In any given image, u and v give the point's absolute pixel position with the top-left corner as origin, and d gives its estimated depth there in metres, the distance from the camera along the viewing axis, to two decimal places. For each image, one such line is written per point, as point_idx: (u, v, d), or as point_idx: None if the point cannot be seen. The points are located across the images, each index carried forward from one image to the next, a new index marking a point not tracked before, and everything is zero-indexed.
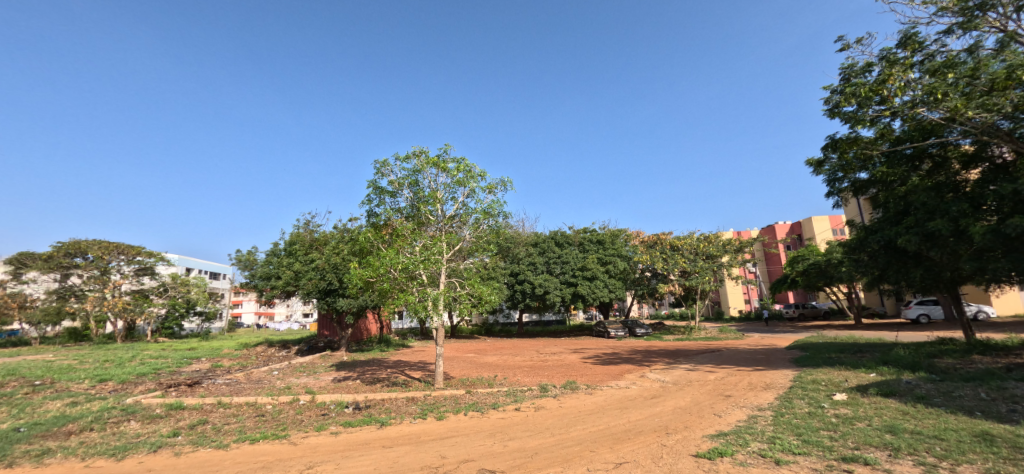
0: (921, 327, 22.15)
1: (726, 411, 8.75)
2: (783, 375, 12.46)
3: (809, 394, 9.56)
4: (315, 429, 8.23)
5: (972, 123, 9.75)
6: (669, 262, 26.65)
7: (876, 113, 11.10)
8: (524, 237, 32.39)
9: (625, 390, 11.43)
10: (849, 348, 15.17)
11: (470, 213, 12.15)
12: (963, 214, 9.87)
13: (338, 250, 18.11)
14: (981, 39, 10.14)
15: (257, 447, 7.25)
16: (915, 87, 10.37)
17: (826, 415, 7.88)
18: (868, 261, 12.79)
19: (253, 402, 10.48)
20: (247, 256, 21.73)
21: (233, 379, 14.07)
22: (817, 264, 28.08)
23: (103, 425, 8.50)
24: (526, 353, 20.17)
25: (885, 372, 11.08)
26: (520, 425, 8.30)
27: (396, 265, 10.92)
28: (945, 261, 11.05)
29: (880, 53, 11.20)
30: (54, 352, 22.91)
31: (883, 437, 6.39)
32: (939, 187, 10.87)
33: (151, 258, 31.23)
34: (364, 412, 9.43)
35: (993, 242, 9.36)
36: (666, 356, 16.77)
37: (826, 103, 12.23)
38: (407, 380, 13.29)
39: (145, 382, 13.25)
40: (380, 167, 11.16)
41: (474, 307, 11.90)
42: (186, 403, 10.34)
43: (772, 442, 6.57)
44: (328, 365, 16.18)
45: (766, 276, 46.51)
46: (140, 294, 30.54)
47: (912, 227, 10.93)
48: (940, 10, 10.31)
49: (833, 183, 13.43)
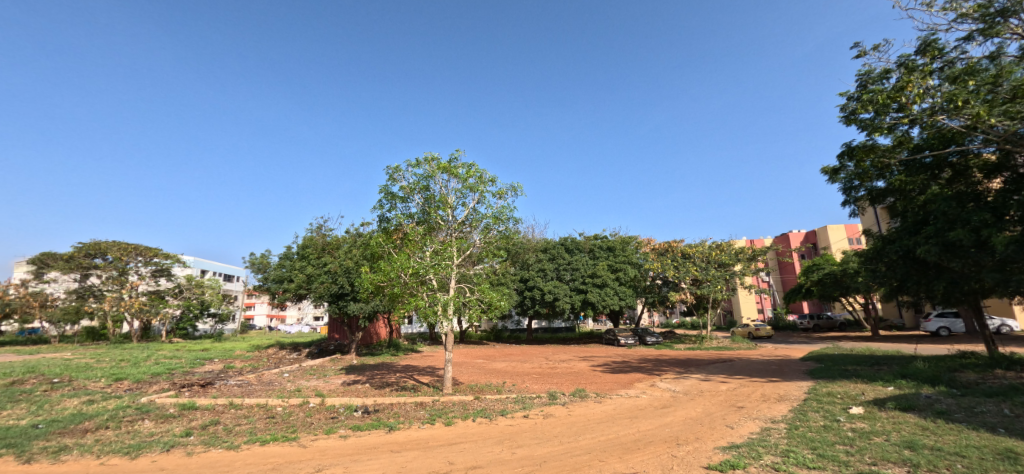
0: (942, 340, 21.57)
1: (738, 423, 8.59)
2: (798, 386, 12.22)
3: (824, 407, 9.34)
4: (324, 432, 8.28)
5: (993, 131, 9.60)
6: (681, 270, 26.33)
7: (894, 121, 10.95)
8: (535, 243, 32.30)
9: (636, 399, 11.32)
10: (866, 360, 14.79)
11: (481, 217, 12.21)
12: (985, 223, 9.63)
13: (351, 254, 18.28)
14: (1003, 46, 9.92)
15: (268, 449, 7.32)
16: (935, 94, 10.21)
17: (842, 428, 7.69)
18: (886, 271, 12.54)
19: (264, 404, 10.62)
20: (261, 259, 22.04)
21: (245, 380, 14.23)
22: (833, 273, 27.35)
23: (118, 423, 8.66)
24: (535, 359, 20.02)
25: (904, 385, 10.85)
26: (529, 432, 8.25)
27: (407, 269, 10.94)
28: (968, 273, 10.78)
29: (898, 60, 11.01)
30: (71, 351, 23.29)
31: (902, 453, 6.21)
32: (960, 196, 10.64)
33: (168, 259, 31.79)
34: (373, 416, 9.47)
35: (1016, 253, 9.09)
36: (676, 365, 16.59)
37: (843, 110, 12.07)
38: (415, 384, 13.33)
39: (160, 382, 13.42)
40: (392, 172, 11.31)
41: (484, 312, 11.89)
42: (199, 403, 10.48)
43: (786, 455, 6.43)
44: (338, 368, 16.25)
45: (780, 286, 46.09)
46: (156, 294, 30.90)
47: (931, 237, 10.70)
48: (960, 16, 10.13)
49: (849, 192, 13.21)
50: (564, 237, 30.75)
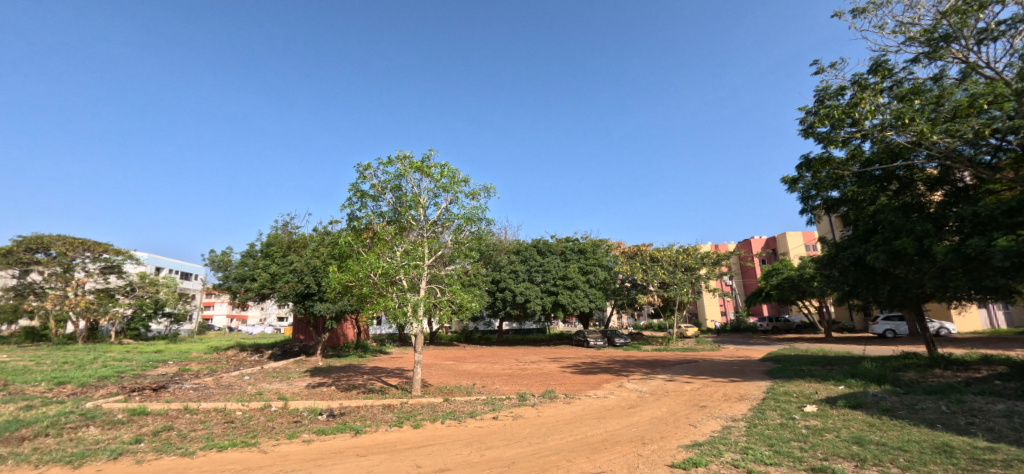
0: (888, 342, 22.95)
1: (701, 422, 8.87)
2: (757, 386, 12.75)
3: (780, 405, 9.80)
4: (286, 436, 8.00)
5: (936, 148, 10.33)
6: (649, 273, 27.03)
7: (848, 135, 11.60)
8: (507, 244, 32.30)
9: (604, 400, 11.51)
10: (820, 360, 15.62)
11: (454, 218, 12.14)
12: (927, 233, 10.34)
13: (318, 253, 17.72)
14: (946, 68, 10.71)
15: (225, 455, 7.00)
16: (885, 111, 10.89)
17: (797, 425, 8.08)
18: (839, 276, 13.28)
19: (223, 408, 10.17)
20: (221, 257, 21.07)
21: (201, 383, 13.56)
22: (790, 278, 28.67)
23: (60, 430, 8.09)
24: (506, 361, 20.02)
25: (853, 384, 11.51)
26: (498, 434, 8.24)
27: (377, 269, 10.78)
28: (912, 279, 11.56)
29: (853, 78, 11.70)
30: (6, 353, 21.56)
31: (851, 448, 6.58)
32: (906, 208, 11.40)
33: (119, 256, 29.96)
34: (339, 419, 9.23)
35: (954, 261, 9.83)
36: (643, 366, 16.96)
37: (802, 123, 12.71)
38: (383, 386, 13.09)
39: (107, 386, 12.62)
40: (363, 171, 11.12)
41: (455, 314, 11.82)
42: (151, 408, 9.93)
43: (745, 452, 6.71)
44: (302, 370, 15.76)
45: (742, 289, 47.93)
46: (104, 293, 29.09)
47: (880, 245, 11.42)
48: (908, 40, 10.87)
49: (806, 201, 13.92)
50: (536, 239, 30.88)
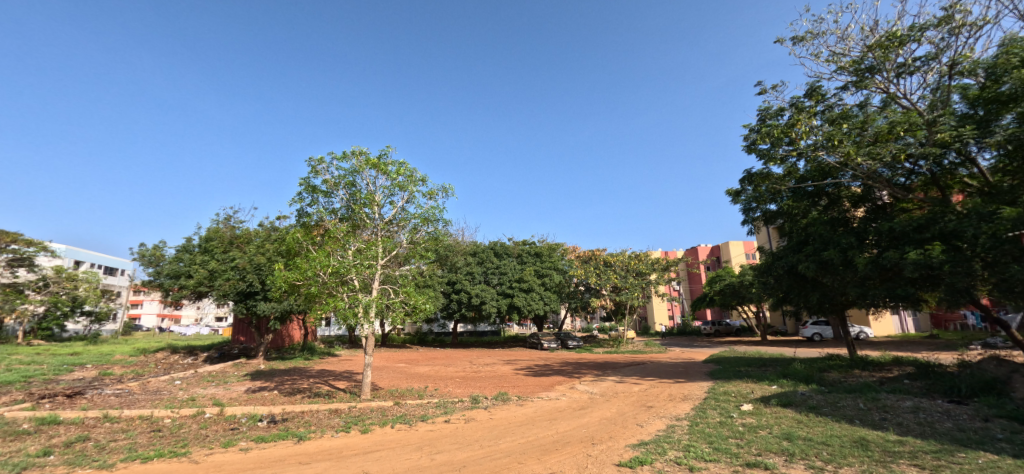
0: (814, 345, 24.84)
1: (648, 421, 9.22)
2: (699, 386, 13.42)
3: (720, 405, 10.36)
4: (222, 444, 7.49)
5: (859, 168, 11.38)
6: (602, 277, 27.76)
7: (785, 152, 12.53)
8: (463, 246, 32.06)
9: (556, 402, 11.67)
10: (755, 362, 16.63)
11: (410, 217, 11.90)
12: (850, 246, 11.34)
13: (264, 250, 16.79)
14: (870, 97, 11.81)
15: (151, 467, 6.45)
16: (817, 133, 11.87)
17: (735, 423, 8.60)
18: (774, 283, 14.27)
19: (149, 415, 9.36)
20: (153, 251, 19.43)
21: (125, 389, 12.41)
22: (731, 284, 30.50)
23: None
24: (460, 363, 19.81)
25: (783, 384, 12.39)
26: (449, 437, 8.14)
27: (327, 267, 10.37)
28: (836, 287, 12.64)
29: (791, 100, 12.65)
30: None
31: (782, 444, 7.10)
32: (833, 222, 12.44)
33: (30, 248, 27.14)
34: (280, 426, 8.75)
35: (872, 272, 10.84)
36: (594, 368, 17.37)
37: (746, 140, 13.58)
38: (330, 390, 12.55)
39: (10, 393, 11.26)
40: (315, 165, 10.70)
41: (408, 316, 11.54)
42: (64, 417, 8.96)
43: (687, 450, 7.05)
44: (241, 374, 14.80)
45: (687, 294, 50.23)
46: (11, 289, 25.99)
47: (810, 255, 12.40)
48: (839, 69, 11.90)
49: (748, 212, 14.85)
50: (493, 241, 30.88)
